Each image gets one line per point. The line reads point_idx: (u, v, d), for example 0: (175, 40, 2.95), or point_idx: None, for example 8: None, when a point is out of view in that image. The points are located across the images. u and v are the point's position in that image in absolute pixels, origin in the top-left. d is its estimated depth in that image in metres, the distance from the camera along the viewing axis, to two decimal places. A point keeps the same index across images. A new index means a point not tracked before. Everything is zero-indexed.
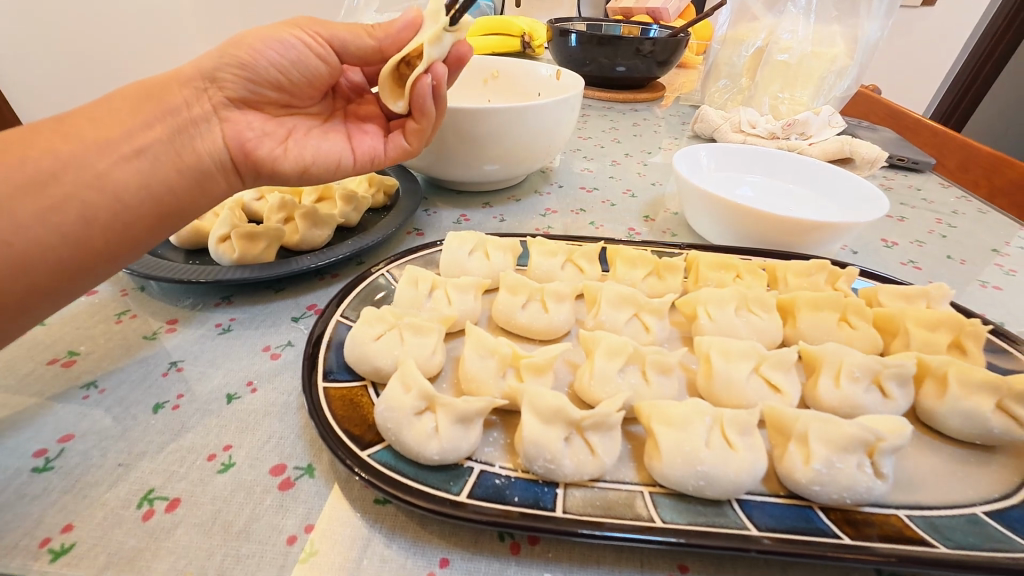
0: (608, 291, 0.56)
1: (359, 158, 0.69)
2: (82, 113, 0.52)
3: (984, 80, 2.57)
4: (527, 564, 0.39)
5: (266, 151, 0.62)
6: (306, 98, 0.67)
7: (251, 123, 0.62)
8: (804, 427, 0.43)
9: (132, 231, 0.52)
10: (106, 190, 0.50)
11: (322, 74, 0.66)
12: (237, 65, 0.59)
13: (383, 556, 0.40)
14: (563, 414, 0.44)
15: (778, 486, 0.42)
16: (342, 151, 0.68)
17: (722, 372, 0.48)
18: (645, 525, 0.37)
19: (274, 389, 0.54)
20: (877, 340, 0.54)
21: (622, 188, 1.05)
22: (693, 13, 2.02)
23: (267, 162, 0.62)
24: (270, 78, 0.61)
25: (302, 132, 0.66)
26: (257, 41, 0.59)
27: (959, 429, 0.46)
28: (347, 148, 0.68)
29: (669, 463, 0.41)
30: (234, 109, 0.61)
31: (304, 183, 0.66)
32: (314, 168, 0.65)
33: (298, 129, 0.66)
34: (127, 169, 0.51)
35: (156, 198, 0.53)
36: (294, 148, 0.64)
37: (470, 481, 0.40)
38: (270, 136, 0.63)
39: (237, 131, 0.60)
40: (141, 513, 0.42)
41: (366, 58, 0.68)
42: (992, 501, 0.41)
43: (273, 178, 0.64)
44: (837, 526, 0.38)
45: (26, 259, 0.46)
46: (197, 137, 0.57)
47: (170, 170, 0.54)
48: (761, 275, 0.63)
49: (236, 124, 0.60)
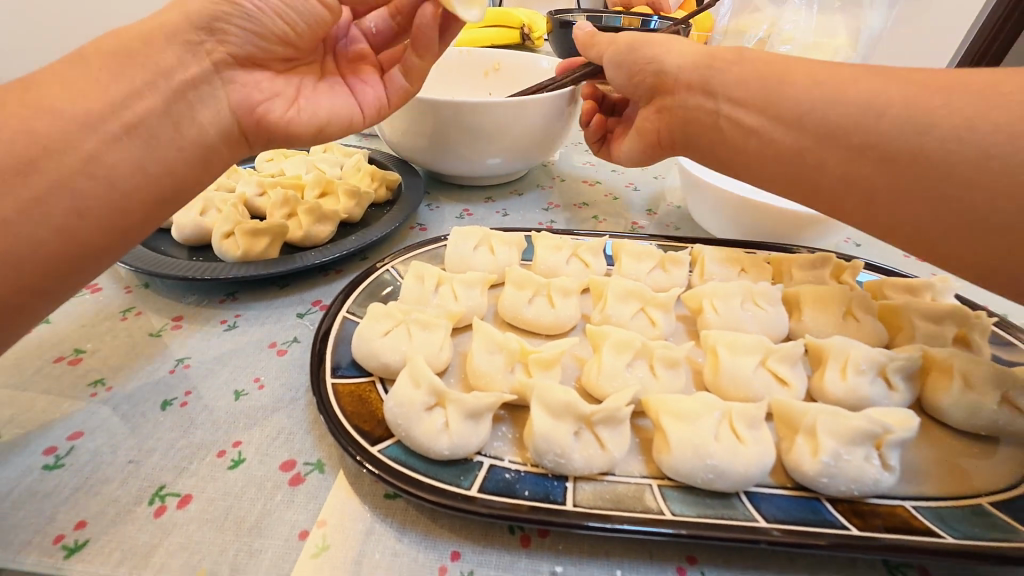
0: (614, 285, 0.56)
1: (369, 107, 0.69)
2: (60, 78, 0.47)
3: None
4: (537, 557, 0.40)
5: (277, 113, 0.61)
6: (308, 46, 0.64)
7: (260, 83, 0.60)
8: (812, 420, 0.43)
9: (131, 212, 0.50)
10: (103, 169, 0.48)
11: (324, 21, 0.61)
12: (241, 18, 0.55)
13: (395, 550, 0.40)
14: (572, 408, 0.44)
15: (785, 478, 0.42)
16: (352, 108, 0.68)
17: (729, 366, 0.48)
18: (654, 518, 0.38)
19: (282, 385, 0.54)
20: (882, 333, 0.55)
21: (624, 182, 1.04)
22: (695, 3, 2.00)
23: (280, 124, 0.61)
24: (280, 37, 0.59)
25: (309, 87, 0.65)
26: None
27: (963, 419, 0.46)
28: (355, 104, 0.68)
29: (677, 455, 0.41)
30: (236, 69, 0.58)
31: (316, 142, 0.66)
32: (328, 128, 0.66)
33: (305, 85, 0.64)
34: (122, 147, 0.49)
35: (153, 177, 0.51)
36: (305, 108, 0.63)
37: (480, 476, 0.41)
38: (280, 97, 0.61)
39: (245, 95, 0.58)
40: (153, 510, 0.42)
41: None
42: (997, 491, 0.41)
43: (284, 141, 0.63)
44: (845, 518, 0.38)
45: (19, 247, 0.43)
46: (195, 105, 0.54)
47: (170, 146, 0.52)
48: (766, 269, 0.63)
49: (242, 86, 0.58)
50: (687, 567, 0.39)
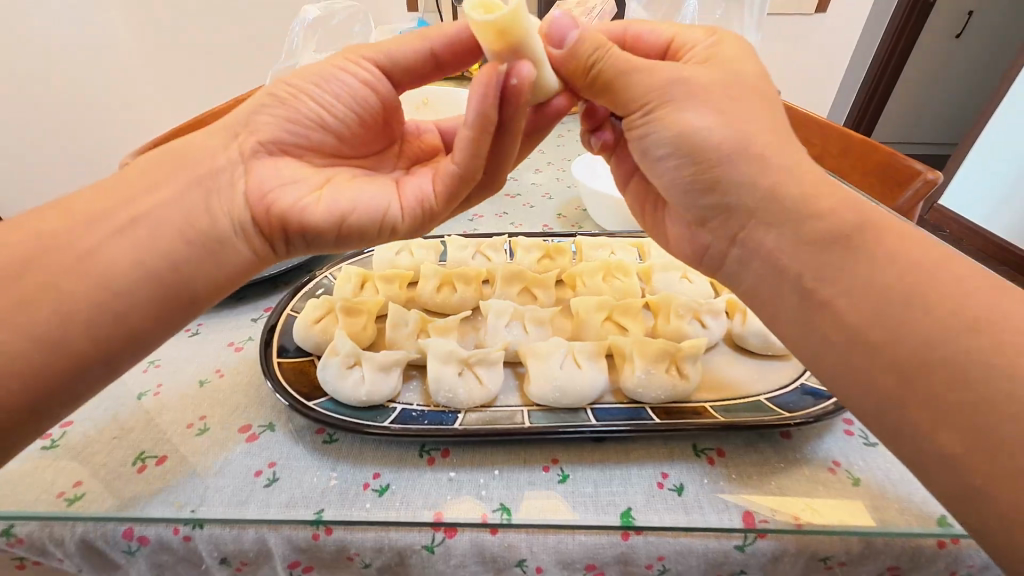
0: (503, 270, 0.72)
1: (412, 207, 0.54)
2: None
3: (901, 47, 3.01)
4: (438, 470, 0.53)
5: (288, 201, 0.51)
6: (355, 144, 0.59)
7: (280, 172, 0.52)
8: (631, 349, 0.60)
9: (124, 360, 0.46)
10: (87, 302, 0.43)
11: (376, 109, 0.57)
12: (279, 108, 0.53)
13: (329, 475, 0.53)
14: (455, 355, 0.58)
15: (621, 396, 0.58)
16: (385, 201, 0.53)
17: (585, 322, 0.64)
18: (517, 427, 0.52)
19: (239, 373, 0.67)
20: (707, 290, 0.72)
21: (541, 192, 1.21)
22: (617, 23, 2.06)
23: (294, 215, 0.51)
24: (317, 122, 0.54)
25: (345, 179, 0.55)
26: (304, 80, 0.53)
27: (755, 343, 0.63)
28: (392, 197, 0.54)
29: (536, 384, 0.56)
30: (264, 155, 0.52)
31: (342, 240, 0.53)
32: (353, 219, 0.52)
33: (339, 176, 0.55)
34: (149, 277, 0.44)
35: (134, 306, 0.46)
36: (327, 206, 0.51)
37: (392, 414, 0.55)
38: (301, 184, 0.52)
39: (260, 182, 0.51)
40: (136, 468, 0.53)
41: (418, 67, 0.56)
42: (769, 390, 0.58)
43: (306, 235, 0.52)
44: (653, 414, 0.54)
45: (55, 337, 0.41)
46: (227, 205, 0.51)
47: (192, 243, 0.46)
48: (631, 250, 0.79)
49: (260, 175, 0.52)
50: (550, 465, 0.54)
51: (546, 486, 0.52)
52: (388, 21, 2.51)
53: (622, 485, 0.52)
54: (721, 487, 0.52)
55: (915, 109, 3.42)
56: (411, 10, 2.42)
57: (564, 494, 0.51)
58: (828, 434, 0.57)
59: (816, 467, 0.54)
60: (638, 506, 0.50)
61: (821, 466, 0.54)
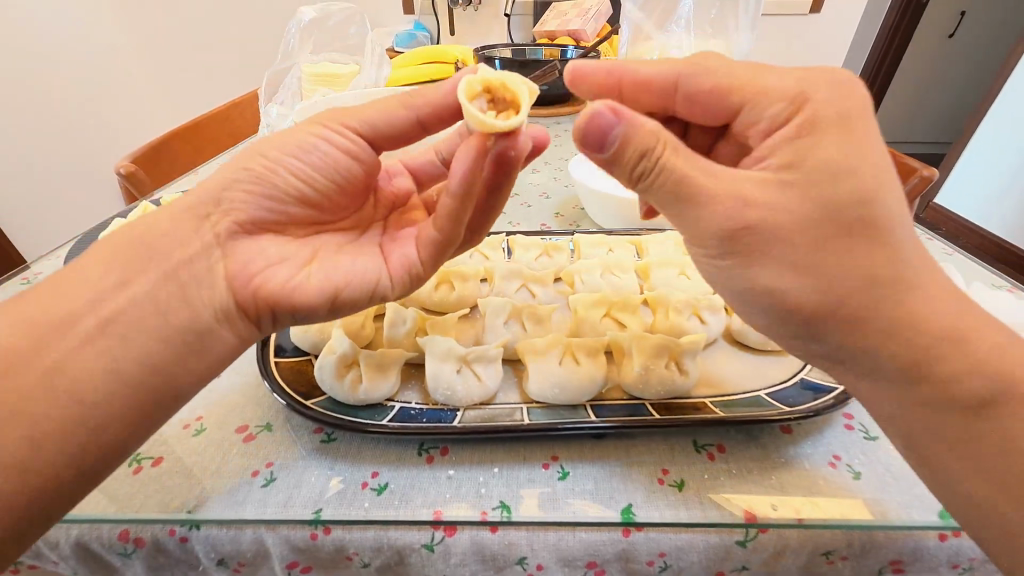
0: (501, 268, 0.72)
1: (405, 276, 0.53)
2: None
3: (896, 47, 3.02)
4: (437, 468, 0.53)
5: (278, 281, 0.48)
6: (335, 210, 0.56)
7: (263, 250, 0.50)
8: (629, 344, 0.60)
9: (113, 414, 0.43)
10: (85, 317, 0.43)
11: (356, 175, 0.54)
12: (251, 180, 0.49)
13: (327, 475, 0.52)
14: (453, 352, 0.58)
15: (620, 391, 0.58)
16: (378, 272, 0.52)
17: (583, 318, 0.64)
18: (516, 425, 0.52)
19: (236, 373, 0.66)
20: (705, 286, 0.72)
21: (538, 191, 1.21)
22: (614, 24, 2.06)
23: (282, 294, 0.48)
24: (295, 193, 0.51)
25: (332, 250, 0.53)
26: (277, 150, 0.50)
27: (753, 338, 0.63)
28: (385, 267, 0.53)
29: (535, 381, 0.56)
30: (241, 235, 0.49)
31: (335, 313, 0.51)
32: (347, 292, 0.51)
33: (324, 247, 0.53)
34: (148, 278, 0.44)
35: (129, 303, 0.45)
36: (317, 275, 0.50)
37: (391, 413, 0.54)
38: (289, 261, 0.50)
39: (245, 264, 0.48)
40: (132, 469, 0.53)
41: (403, 131, 0.53)
42: (769, 385, 0.58)
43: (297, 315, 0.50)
44: (653, 409, 0.54)
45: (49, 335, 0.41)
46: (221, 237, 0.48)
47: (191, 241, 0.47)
48: (629, 247, 0.79)
49: (241, 256, 0.48)
50: (550, 462, 0.54)
51: (546, 484, 0.51)
52: (385, 23, 2.52)
53: (623, 481, 0.52)
54: (722, 482, 0.52)
55: (910, 109, 3.44)
56: (407, 13, 2.43)
57: (565, 491, 0.51)
58: (828, 429, 0.57)
59: (817, 462, 0.53)
60: (639, 503, 0.50)
61: (821, 460, 0.54)
